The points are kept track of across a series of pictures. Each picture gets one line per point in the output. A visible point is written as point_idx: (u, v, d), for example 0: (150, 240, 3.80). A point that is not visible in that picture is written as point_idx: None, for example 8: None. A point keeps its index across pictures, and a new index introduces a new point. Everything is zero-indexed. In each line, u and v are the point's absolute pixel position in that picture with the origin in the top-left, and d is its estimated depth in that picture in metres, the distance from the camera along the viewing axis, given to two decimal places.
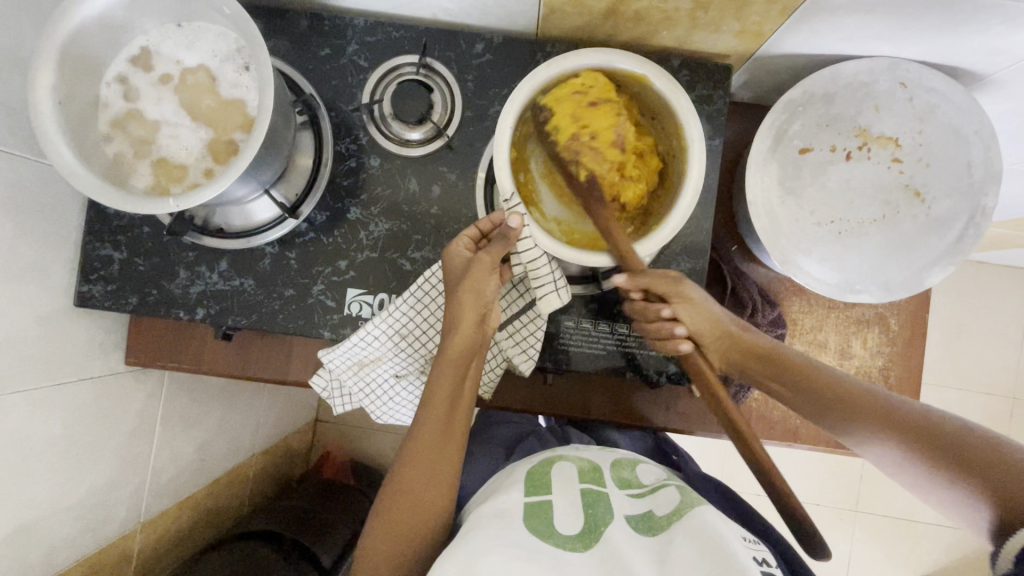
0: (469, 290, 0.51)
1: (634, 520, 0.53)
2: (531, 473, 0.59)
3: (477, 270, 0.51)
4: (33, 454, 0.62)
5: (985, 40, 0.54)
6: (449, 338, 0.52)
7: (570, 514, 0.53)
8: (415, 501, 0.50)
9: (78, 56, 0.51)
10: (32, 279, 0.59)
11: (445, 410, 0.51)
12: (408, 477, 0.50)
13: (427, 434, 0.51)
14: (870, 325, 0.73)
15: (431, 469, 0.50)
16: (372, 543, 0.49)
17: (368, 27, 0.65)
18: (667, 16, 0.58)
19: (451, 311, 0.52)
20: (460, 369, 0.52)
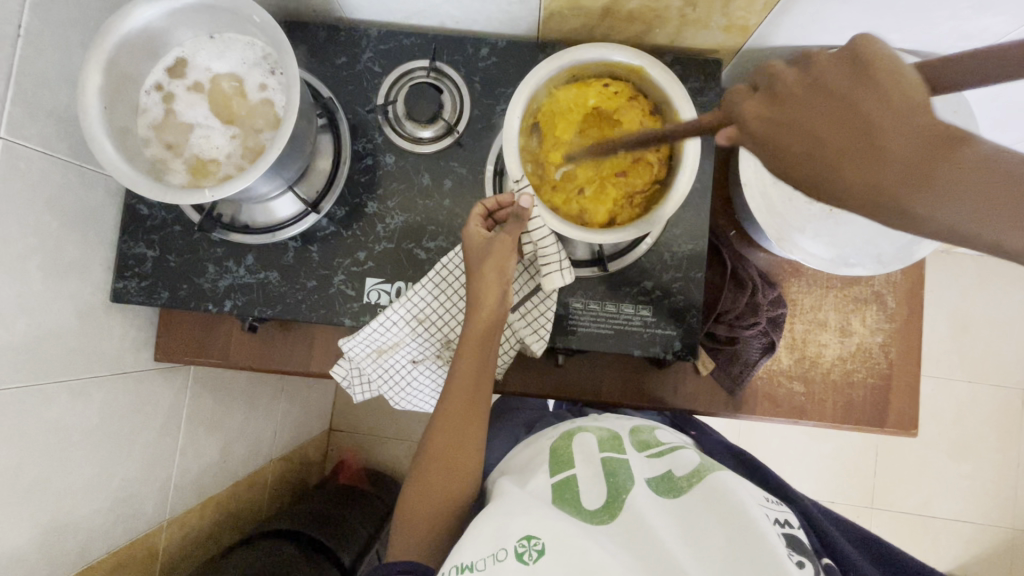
0: (492, 269, 0.54)
1: (656, 483, 0.53)
2: (553, 449, 0.59)
3: (497, 251, 0.54)
4: (70, 443, 0.65)
5: (955, 25, 0.58)
6: (474, 316, 0.55)
7: (593, 485, 0.53)
8: (448, 469, 0.54)
9: (122, 66, 0.56)
10: (73, 275, 0.64)
11: (472, 383, 0.54)
12: (442, 448, 0.54)
13: (454, 406, 0.54)
14: (868, 304, 0.76)
15: (461, 438, 0.54)
16: (411, 509, 0.53)
17: (381, 37, 0.70)
18: (658, 15, 0.63)
19: (475, 290, 0.55)
20: (484, 344, 0.55)
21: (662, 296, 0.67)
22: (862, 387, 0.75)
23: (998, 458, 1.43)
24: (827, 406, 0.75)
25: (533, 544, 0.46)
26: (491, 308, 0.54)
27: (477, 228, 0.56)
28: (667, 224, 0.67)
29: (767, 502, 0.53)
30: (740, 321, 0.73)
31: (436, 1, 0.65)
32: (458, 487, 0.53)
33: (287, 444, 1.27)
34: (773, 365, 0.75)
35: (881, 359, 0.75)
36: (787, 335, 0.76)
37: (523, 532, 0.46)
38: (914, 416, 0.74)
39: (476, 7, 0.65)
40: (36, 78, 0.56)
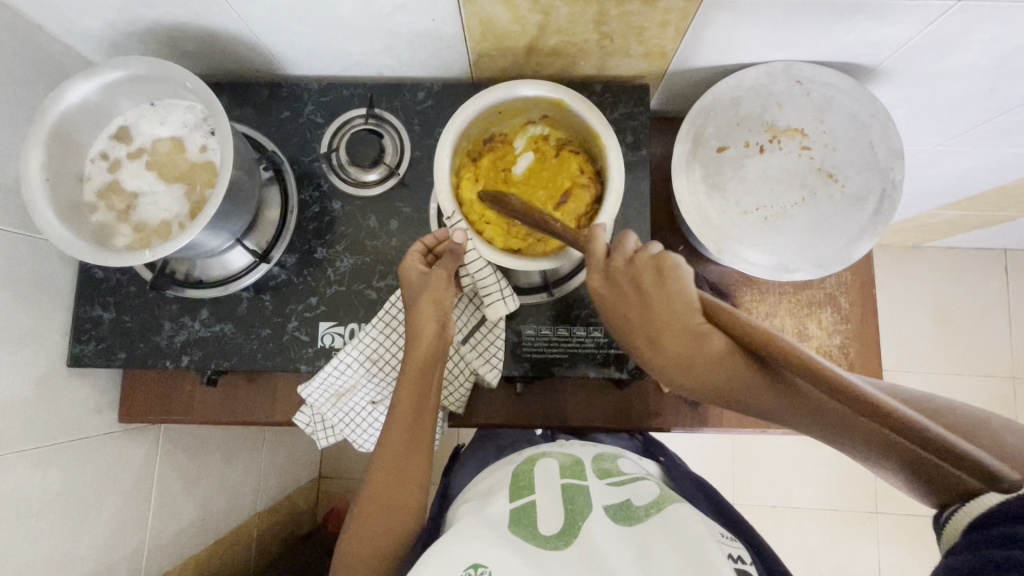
0: (428, 301, 0.54)
1: (612, 510, 0.53)
2: (515, 474, 0.59)
3: (434, 283, 0.55)
4: (31, 513, 0.64)
5: (859, 36, 0.61)
6: (411, 351, 0.55)
7: (551, 511, 0.52)
8: (387, 508, 0.53)
9: (66, 139, 0.59)
10: (29, 343, 0.64)
11: (411, 418, 0.55)
12: (381, 488, 0.53)
13: (393, 441, 0.54)
14: (823, 306, 0.77)
15: (402, 474, 0.54)
16: (350, 553, 0.53)
17: (322, 90, 0.73)
18: (580, 48, 0.66)
19: (412, 323, 0.55)
20: (423, 380, 0.55)
21: None
22: None
23: None
24: None
25: (480, 573, 0.45)
26: (428, 342, 0.55)
27: (413, 260, 0.57)
28: None
29: (721, 535, 0.52)
30: None
31: (370, 52, 0.68)
32: (400, 525, 0.53)
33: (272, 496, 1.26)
34: None
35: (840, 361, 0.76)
36: None
37: (471, 561, 0.46)
38: None
39: (408, 55, 0.68)
40: None
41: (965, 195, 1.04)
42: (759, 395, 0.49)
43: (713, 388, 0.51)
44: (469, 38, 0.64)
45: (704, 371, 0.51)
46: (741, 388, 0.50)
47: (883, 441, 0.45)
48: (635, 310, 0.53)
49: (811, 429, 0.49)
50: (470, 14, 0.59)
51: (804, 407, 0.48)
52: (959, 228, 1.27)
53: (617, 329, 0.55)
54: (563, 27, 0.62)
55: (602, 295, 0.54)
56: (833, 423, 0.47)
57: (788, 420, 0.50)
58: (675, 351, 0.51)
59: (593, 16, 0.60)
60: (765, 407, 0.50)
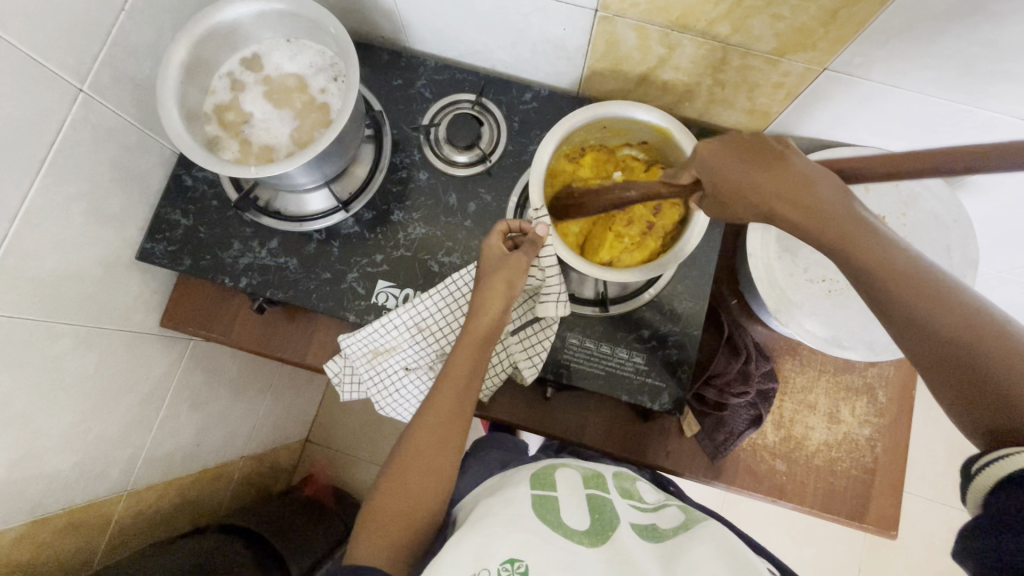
0: (502, 279, 0.57)
1: (640, 527, 0.52)
2: (537, 474, 0.58)
3: (510, 265, 0.58)
4: (61, 386, 0.66)
5: (960, 141, 0.63)
6: (473, 323, 0.58)
7: (578, 513, 0.52)
8: (421, 470, 0.54)
9: (206, 51, 0.63)
10: (109, 227, 0.67)
11: (459, 388, 0.57)
12: (420, 448, 0.55)
13: (437, 407, 0.56)
14: (859, 395, 0.76)
15: (440, 444, 0.55)
16: (380, 508, 0.53)
17: (437, 68, 0.77)
18: (691, 89, 0.69)
19: (482, 297, 0.58)
20: (477, 354, 0.58)
21: (656, 347, 0.69)
22: (845, 477, 0.74)
23: None
24: (807, 490, 0.74)
25: (515, 567, 0.45)
26: (491, 319, 0.58)
27: (496, 243, 0.60)
28: (670, 280, 0.70)
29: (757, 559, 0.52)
30: (730, 388, 0.73)
31: (493, 46, 0.72)
32: (431, 490, 0.54)
33: (262, 443, 1.26)
34: (758, 439, 0.75)
35: (866, 452, 0.75)
36: (776, 412, 0.76)
37: (507, 555, 0.45)
38: (895, 517, 0.73)
39: (528, 56, 0.72)
40: (127, 48, 0.62)
41: None
42: (861, 244, 0.44)
43: (812, 226, 0.46)
44: (591, 55, 0.67)
45: (819, 198, 0.46)
46: (841, 238, 0.45)
47: (978, 330, 0.39)
48: (754, 155, 0.50)
49: (896, 303, 0.42)
50: (601, 32, 0.63)
51: (903, 279, 0.42)
52: None
53: (718, 181, 0.52)
54: (682, 66, 0.65)
55: (716, 157, 0.53)
56: (928, 312, 0.40)
57: (881, 295, 0.43)
58: (791, 178, 0.47)
59: (715, 62, 0.63)
60: (871, 267, 0.43)
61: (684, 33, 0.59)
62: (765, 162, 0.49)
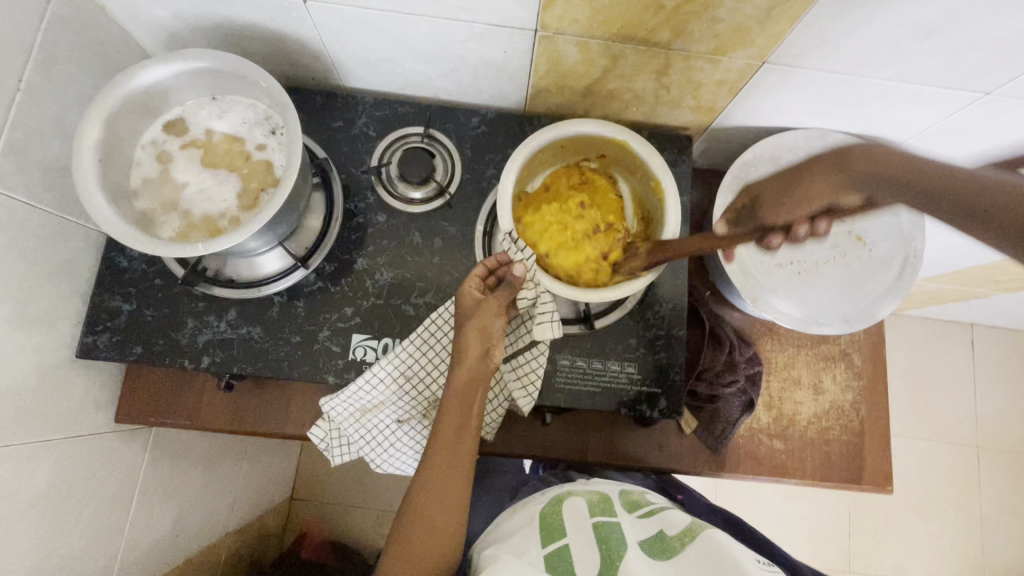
0: (475, 327, 0.58)
1: (648, 546, 0.54)
2: (542, 516, 0.58)
3: (485, 311, 0.58)
4: (13, 516, 0.58)
5: (894, 114, 0.67)
6: (454, 373, 0.58)
7: (586, 550, 0.53)
8: (426, 530, 0.54)
9: (122, 123, 0.57)
10: (40, 328, 0.60)
11: (453, 438, 0.57)
12: (423, 507, 0.55)
13: (434, 466, 0.56)
14: (837, 362, 0.80)
15: (445, 496, 0.55)
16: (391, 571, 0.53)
17: (376, 104, 0.74)
18: (637, 95, 0.69)
19: (459, 346, 0.58)
20: (464, 404, 0.57)
21: (646, 353, 0.69)
22: (837, 444, 0.77)
23: (965, 517, 1.48)
24: (806, 463, 0.76)
25: None
26: (473, 363, 0.58)
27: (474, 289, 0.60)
28: (648, 284, 0.70)
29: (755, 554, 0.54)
30: (719, 378, 0.75)
31: (433, 74, 0.69)
32: (440, 547, 0.54)
33: (245, 515, 1.18)
34: (753, 423, 0.77)
35: (853, 416, 0.78)
36: (764, 393, 0.78)
37: None
38: (888, 472, 0.76)
39: (470, 81, 0.70)
40: (29, 131, 0.56)
41: (949, 270, 1.13)
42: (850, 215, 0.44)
43: None
44: (535, 73, 0.66)
45: None
46: None
47: None
48: None
49: None
50: (542, 51, 0.62)
51: None
52: (937, 300, 1.37)
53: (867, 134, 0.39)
54: (627, 74, 0.65)
55: None
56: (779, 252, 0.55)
57: None
58: None
59: (659, 66, 0.63)
60: None
61: (625, 43, 0.59)
62: None
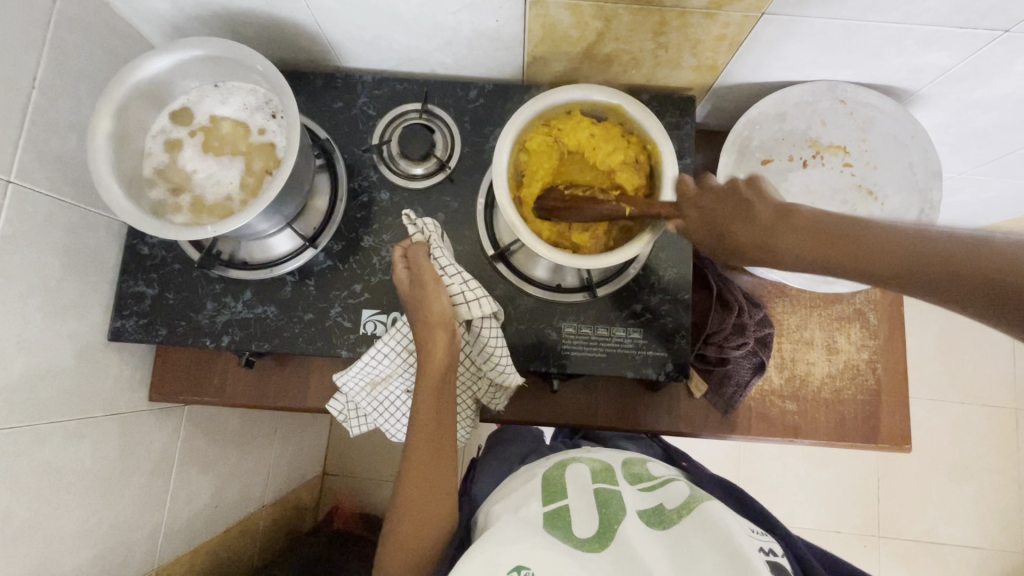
0: (430, 309, 0.58)
1: (646, 515, 0.55)
2: (548, 478, 0.60)
3: (433, 292, 0.58)
4: (61, 486, 0.63)
5: (906, 59, 0.64)
6: (425, 360, 0.58)
7: (586, 515, 0.55)
8: (415, 517, 0.57)
9: (131, 114, 0.60)
10: (72, 314, 0.64)
11: (430, 423, 0.59)
12: (410, 494, 0.58)
13: (417, 453, 0.59)
14: (852, 321, 0.78)
15: (430, 468, 0.59)
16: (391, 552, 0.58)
17: (375, 82, 0.75)
18: (634, 57, 0.68)
19: (422, 333, 0.58)
20: (438, 390, 0.59)
21: (652, 319, 0.69)
22: (852, 404, 0.76)
23: (1000, 479, 1.44)
24: (820, 423, 0.75)
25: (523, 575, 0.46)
26: (433, 347, 0.58)
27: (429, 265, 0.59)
28: (652, 249, 0.70)
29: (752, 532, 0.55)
30: (729, 342, 0.74)
31: (428, 49, 0.69)
32: (428, 528, 0.57)
33: (280, 489, 1.24)
34: (764, 385, 0.76)
35: (869, 375, 0.77)
36: (776, 355, 0.77)
37: (513, 563, 0.46)
38: (906, 430, 0.75)
39: (466, 54, 0.70)
40: (46, 127, 0.59)
41: (980, 225, 1.09)
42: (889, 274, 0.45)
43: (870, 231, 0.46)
44: (529, 41, 0.66)
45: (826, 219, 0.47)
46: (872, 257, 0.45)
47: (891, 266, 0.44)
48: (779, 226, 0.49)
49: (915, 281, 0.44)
50: (534, 17, 0.61)
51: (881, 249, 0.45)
52: None
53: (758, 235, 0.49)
54: (622, 36, 0.64)
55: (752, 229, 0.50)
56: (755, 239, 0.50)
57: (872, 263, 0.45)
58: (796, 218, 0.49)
59: (654, 25, 0.61)
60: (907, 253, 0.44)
61: (617, 3, 0.58)
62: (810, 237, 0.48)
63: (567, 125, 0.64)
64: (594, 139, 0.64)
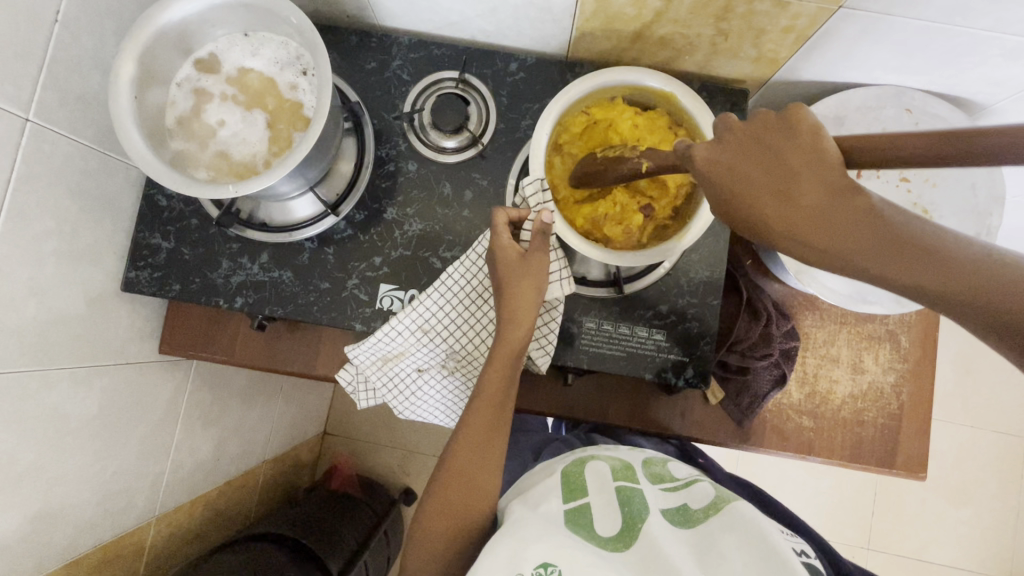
0: (528, 284, 0.57)
1: (670, 515, 0.54)
2: (566, 474, 0.59)
3: (531, 267, 0.57)
4: (68, 431, 0.63)
5: (985, 71, 0.59)
6: (508, 336, 0.57)
7: (607, 515, 0.54)
8: (466, 489, 0.55)
9: (156, 58, 0.57)
10: (86, 260, 0.63)
11: (499, 400, 0.57)
12: (463, 464, 0.56)
13: (477, 426, 0.57)
14: (882, 342, 0.75)
15: (486, 443, 0.57)
16: (429, 521, 0.55)
17: (411, 45, 0.71)
18: (690, 42, 0.63)
19: (510, 306, 0.57)
20: (512, 368, 0.58)
21: (677, 321, 0.67)
22: (872, 426, 0.74)
23: (999, 506, 1.43)
24: (836, 443, 0.74)
25: (550, 572, 0.46)
26: (526, 326, 0.57)
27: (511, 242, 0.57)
28: (686, 250, 0.67)
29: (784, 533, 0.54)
30: (753, 351, 0.72)
31: (470, 14, 0.65)
32: (474, 506, 0.55)
33: (281, 445, 1.25)
34: (783, 399, 0.74)
35: (892, 399, 0.74)
36: (799, 369, 0.75)
37: (541, 560, 0.46)
38: (924, 459, 0.73)
39: (509, 23, 0.65)
40: (68, 65, 0.56)
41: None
42: (926, 277, 0.33)
43: (805, 206, 0.36)
44: (580, 15, 0.61)
45: (808, 193, 0.37)
46: (900, 266, 0.33)
47: (901, 259, 0.33)
48: (772, 171, 0.38)
49: (877, 267, 0.34)
50: None
51: (895, 245, 0.34)
52: None
53: (745, 182, 0.40)
54: (681, 18, 0.59)
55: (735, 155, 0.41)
56: (797, 169, 0.37)
57: (880, 260, 0.34)
58: (809, 190, 0.37)
59: (718, 10, 0.57)
60: (910, 261, 0.33)
61: None
62: (818, 209, 0.36)
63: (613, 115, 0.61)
64: (637, 130, 0.60)
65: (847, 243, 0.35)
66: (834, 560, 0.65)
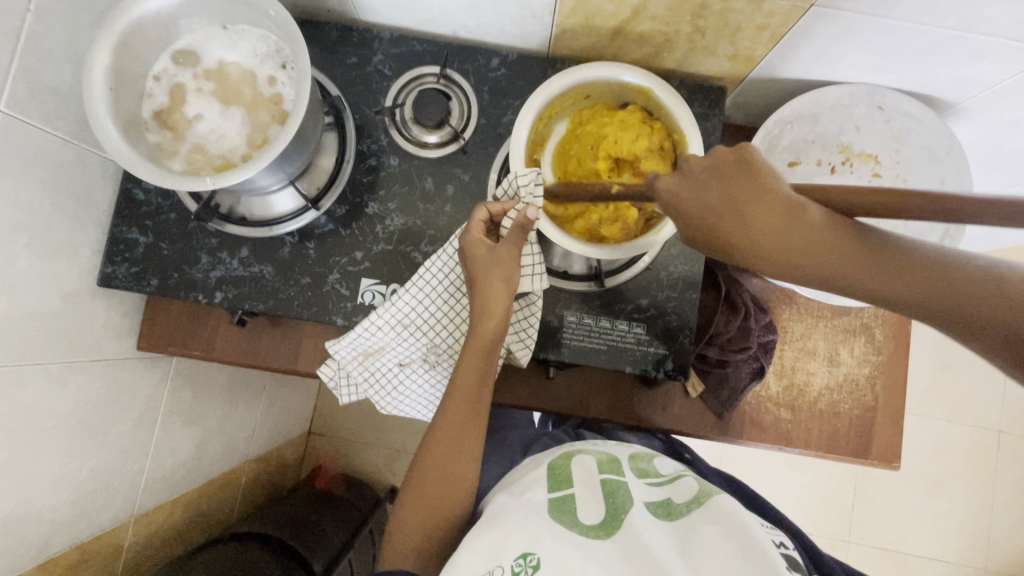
0: (500, 277, 0.57)
1: (653, 507, 0.55)
2: (552, 467, 0.60)
3: (502, 260, 0.57)
4: (43, 429, 0.62)
5: (952, 69, 0.61)
6: (480, 327, 0.57)
7: (591, 505, 0.54)
8: (443, 481, 0.56)
9: (132, 50, 0.56)
10: (61, 255, 0.62)
11: (472, 392, 0.58)
12: (438, 457, 0.56)
13: (450, 419, 0.57)
14: (856, 335, 0.77)
15: (463, 435, 0.57)
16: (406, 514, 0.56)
17: (393, 40, 0.71)
18: (669, 39, 0.64)
19: (482, 299, 0.57)
20: (486, 360, 0.58)
21: (656, 314, 0.68)
22: (847, 418, 0.75)
23: (975, 499, 1.46)
24: (812, 433, 0.75)
25: (528, 561, 0.46)
26: (497, 317, 0.57)
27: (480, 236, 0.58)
28: (666, 244, 0.68)
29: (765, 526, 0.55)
30: (731, 344, 0.73)
31: (451, 9, 0.65)
32: (450, 498, 0.56)
33: (264, 445, 1.24)
34: (761, 391, 0.75)
35: (866, 391, 0.76)
36: (776, 361, 0.76)
37: (519, 551, 0.47)
38: (897, 448, 0.75)
39: (490, 19, 0.66)
40: (41, 56, 0.55)
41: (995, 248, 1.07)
42: (880, 278, 0.39)
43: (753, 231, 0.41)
44: (560, 11, 0.62)
45: (762, 214, 0.41)
46: (849, 267, 0.39)
47: (849, 263, 0.39)
48: (728, 197, 0.43)
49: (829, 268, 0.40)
50: None
51: (839, 248, 0.40)
52: None
53: (694, 211, 0.44)
54: (659, 15, 0.60)
55: (687, 190, 0.45)
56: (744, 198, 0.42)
57: (831, 267, 0.40)
58: (763, 213, 0.41)
59: (694, 7, 0.58)
60: (856, 261, 0.39)
61: None
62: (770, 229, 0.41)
63: (587, 118, 0.64)
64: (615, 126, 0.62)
65: (803, 259, 0.40)
66: (812, 553, 0.66)
